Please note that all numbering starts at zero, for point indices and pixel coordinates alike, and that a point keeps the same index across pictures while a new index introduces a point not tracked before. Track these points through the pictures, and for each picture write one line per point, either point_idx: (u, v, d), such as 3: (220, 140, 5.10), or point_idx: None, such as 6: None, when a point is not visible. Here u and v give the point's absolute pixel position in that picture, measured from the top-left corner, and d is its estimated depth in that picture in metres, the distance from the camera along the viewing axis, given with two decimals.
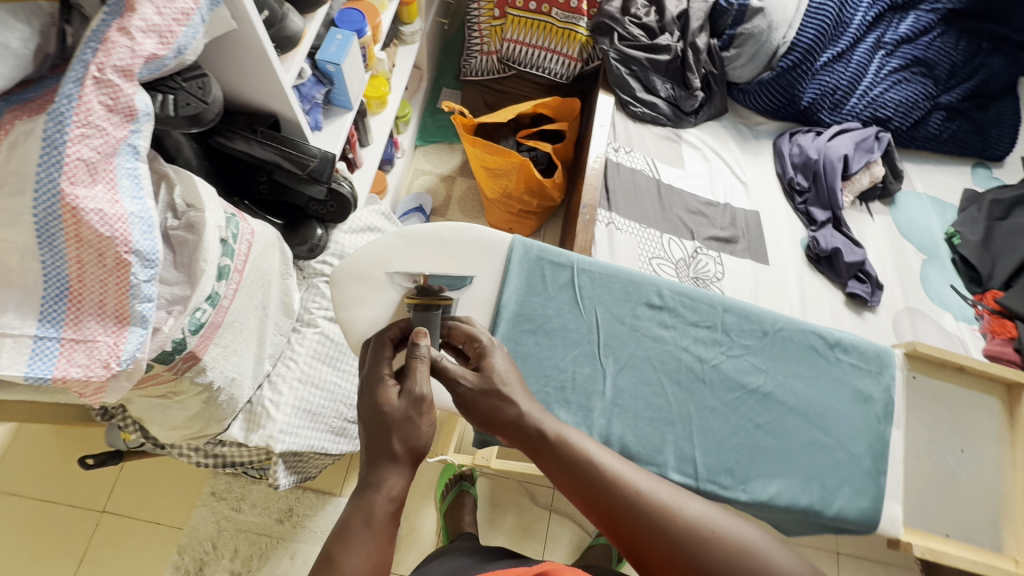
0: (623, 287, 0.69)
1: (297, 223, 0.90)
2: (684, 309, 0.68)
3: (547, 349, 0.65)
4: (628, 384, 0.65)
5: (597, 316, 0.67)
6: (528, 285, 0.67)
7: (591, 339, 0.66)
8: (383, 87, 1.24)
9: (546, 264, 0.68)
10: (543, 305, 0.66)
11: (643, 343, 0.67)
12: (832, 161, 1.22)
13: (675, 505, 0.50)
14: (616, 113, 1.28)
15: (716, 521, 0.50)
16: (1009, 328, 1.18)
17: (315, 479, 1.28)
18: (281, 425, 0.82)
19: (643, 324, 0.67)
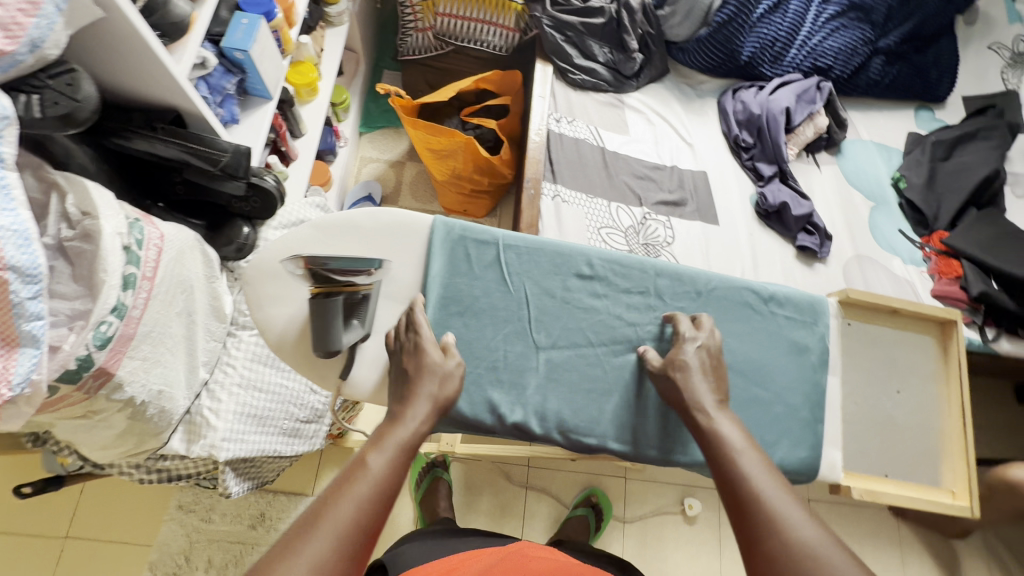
0: (554, 260, 0.67)
1: (221, 223, 0.86)
2: (616, 278, 0.68)
3: (477, 331, 0.64)
4: (562, 356, 0.65)
5: (527, 292, 0.66)
6: (453, 266, 0.64)
7: (522, 315, 0.65)
8: (311, 73, 1.19)
9: (472, 244, 0.66)
10: (470, 286, 0.64)
11: (576, 315, 0.66)
12: (775, 115, 1.21)
13: (791, 523, 0.46)
14: (555, 83, 1.24)
15: (830, 559, 0.44)
16: (955, 267, 1.20)
17: (284, 481, 1.27)
18: (223, 433, 0.79)
19: (575, 296, 0.67)
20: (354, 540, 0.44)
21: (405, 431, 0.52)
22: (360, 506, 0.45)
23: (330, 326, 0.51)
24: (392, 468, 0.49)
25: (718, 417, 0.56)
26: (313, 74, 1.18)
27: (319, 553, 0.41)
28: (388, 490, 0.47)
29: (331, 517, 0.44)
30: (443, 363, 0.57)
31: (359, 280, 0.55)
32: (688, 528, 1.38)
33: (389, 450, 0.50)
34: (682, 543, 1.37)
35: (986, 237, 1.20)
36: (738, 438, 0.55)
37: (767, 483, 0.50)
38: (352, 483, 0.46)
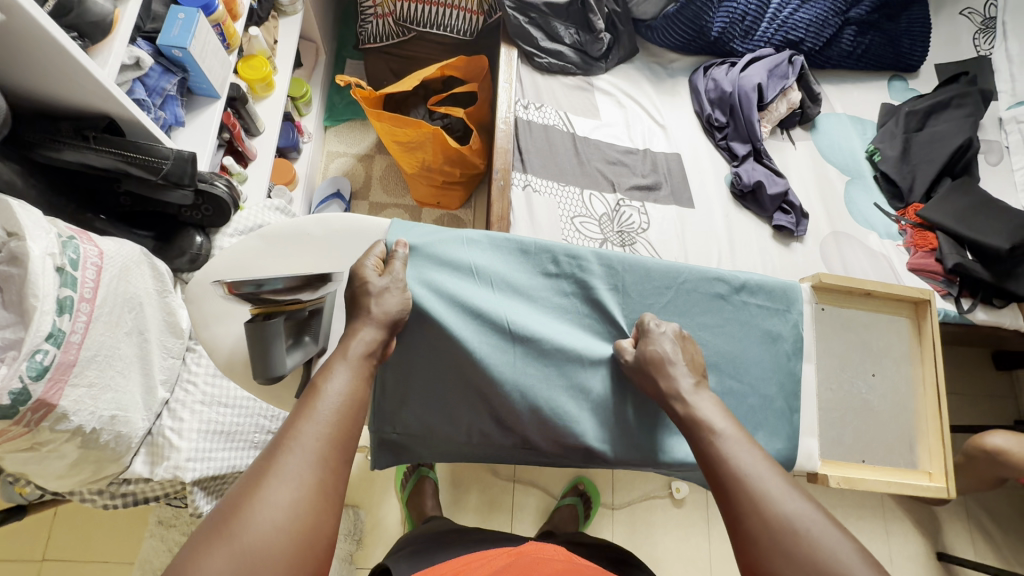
0: (520, 258, 0.66)
1: (172, 234, 0.82)
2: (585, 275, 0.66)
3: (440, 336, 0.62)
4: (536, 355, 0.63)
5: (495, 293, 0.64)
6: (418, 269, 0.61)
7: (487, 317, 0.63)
8: (264, 67, 1.13)
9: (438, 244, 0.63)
10: (438, 287, 0.61)
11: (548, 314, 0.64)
12: (747, 92, 1.18)
13: (774, 497, 0.47)
14: (521, 67, 1.20)
15: (814, 530, 0.44)
16: (930, 240, 1.20)
17: None
18: (188, 454, 0.75)
19: (544, 295, 0.65)
20: (327, 451, 0.45)
21: (351, 347, 0.52)
22: (327, 423, 0.47)
23: (271, 351, 0.45)
24: (350, 382, 0.50)
25: (693, 393, 0.57)
26: (267, 68, 1.12)
27: (293, 468, 0.43)
28: (353, 406, 0.49)
29: (299, 439, 0.45)
30: (378, 281, 0.55)
31: (303, 297, 0.50)
32: (676, 510, 1.39)
33: (343, 369, 0.50)
34: (671, 526, 1.38)
35: (960, 207, 1.20)
36: (717, 416, 0.55)
37: (749, 457, 0.51)
38: (312, 400, 0.47)
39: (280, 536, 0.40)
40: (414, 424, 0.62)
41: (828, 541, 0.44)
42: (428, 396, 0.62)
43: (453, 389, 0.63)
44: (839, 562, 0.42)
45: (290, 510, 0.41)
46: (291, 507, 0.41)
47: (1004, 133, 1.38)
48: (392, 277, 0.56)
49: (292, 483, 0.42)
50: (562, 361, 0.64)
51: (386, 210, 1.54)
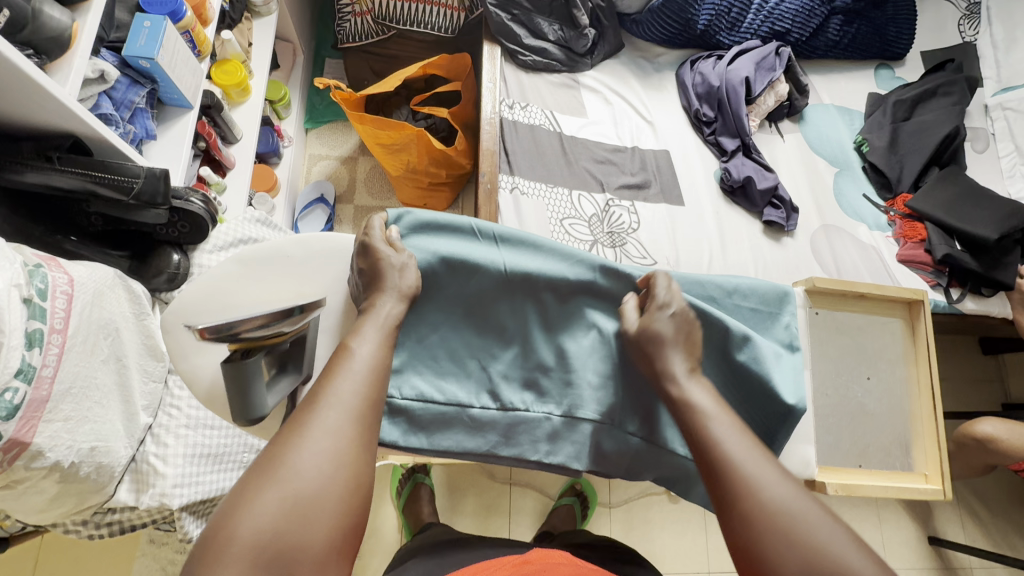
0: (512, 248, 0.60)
1: (148, 253, 0.79)
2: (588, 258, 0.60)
3: (433, 326, 0.58)
4: (526, 346, 0.60)
5: (489, 278, 0.59)
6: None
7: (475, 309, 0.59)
8: (239, 72, 1.09)
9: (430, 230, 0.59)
10: (432, 279, 0.58)
11: (539, 302, 0.60)
12: (735, 86, 1.17)
13: (770, 490, 0.42)
14: (504, 65, 1.17)
15: (809, 522, 0.40)
16: (920, 231, 1.20)
17: None
18: (174, 480, 0.73)
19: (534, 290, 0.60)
20: (362, 409, 0.44)
21: (379, 314, 0.51)
22: (362, 382, 0.45)
23: (252, 391, 0.44)
24: (380, 339, 0.49)
25: (685, 377, 0.51)
26: (241, 72, 1.09)
27: (336, 424, 0.41)
28: (384, 363, 0.48)
29: (335, 397, 0.43)
30: (393, 254, 0.54)
31: (287, 328, 0.46)
32: (672, 506, 1.40)
33: (371, 332, 0.49)
34: (668, 522, 1.39)
35: (947, 198, 1.20)
36: (709, 401, 0.49)
37: (742, 443, 0.45)
38: (344, 361, 0.45)
39: (328, 490, 0.39)
40: (416, 445, 0.55)
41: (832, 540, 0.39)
42: (427, 413, 0.56)
43: (452, 403, 0.57)
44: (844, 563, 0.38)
45: (336, 463, 0.40)
46: (337, 462, 0.40)
47: (990, 120, 1.38)
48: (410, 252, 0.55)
49: (335, 438, 0.41)
50: (557, 353, 0.60)
51: (371, 213, 1.51)
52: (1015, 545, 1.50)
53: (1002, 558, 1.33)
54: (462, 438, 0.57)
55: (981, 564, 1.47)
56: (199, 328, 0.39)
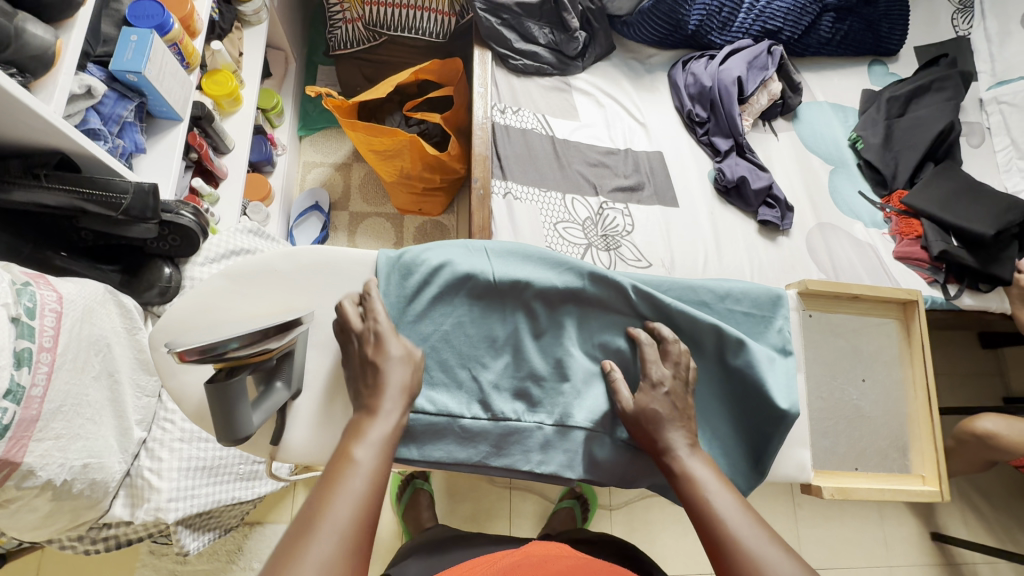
0: (501, 262, 0.60)
1: (139, 266, 0.79)
2: (576, 268, 0.61)
3: (426, 341, 0.58)
4: (517, 354, 0.59)
5: (479, 292, 0.60)
6: (389, 280, 0.58)
7: (468, 323, 0.59)
8: (230, 82, 1.09)
9: (414, 248, 0.60)
10: (422, 298, 0.58)
11: (528, 310, 0.60)
12: (727, 86, 1.16)
13: (770, 564, 0.44)
14: (496, 70, 1.16)
15: None
16: (916, 227, 1.20)
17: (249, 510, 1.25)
18: (168, 494, 0.73)
19: (524, 300, 0.60)
20: (355, 529, 0.42)
21: (385, 422, 0.50)
22: (357, 503, 0.43)
23: (236, 411, 0.43)
24: (379, 445, 0.48)
25: (688, 454, 0.54)
26: (232, 82, 1.09)
27: (322, 552, 0.39)
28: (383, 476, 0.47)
29: (330, 516, 0.42)
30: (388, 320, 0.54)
31: (273, 344, 0.46)
32: (673, 507, 1.40)
33: (373, 442, 0.48)
34: (668, 523, 1.38)
35: (943, 193, 1.20)
36: (711, 477, 0.52)
37: (745, 520, 0.48)
38: (345, 477, 0.44)
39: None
40: (406, 456, 0.55)
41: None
42: (417, 423, 0.55)
43: (443, 413, 0.56)
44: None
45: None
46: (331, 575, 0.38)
47: (984, 114, 1.38)
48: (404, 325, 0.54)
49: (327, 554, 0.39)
50: (549, 364, 0.60)
51: (366, 219, 1.51)
52: (1017, 539, 1.50)
53: (1005, 553, 1.33)
54: (454, 449, 0.56)
55: (984, 559, 1.47)
56: (178, 349, 0.39)
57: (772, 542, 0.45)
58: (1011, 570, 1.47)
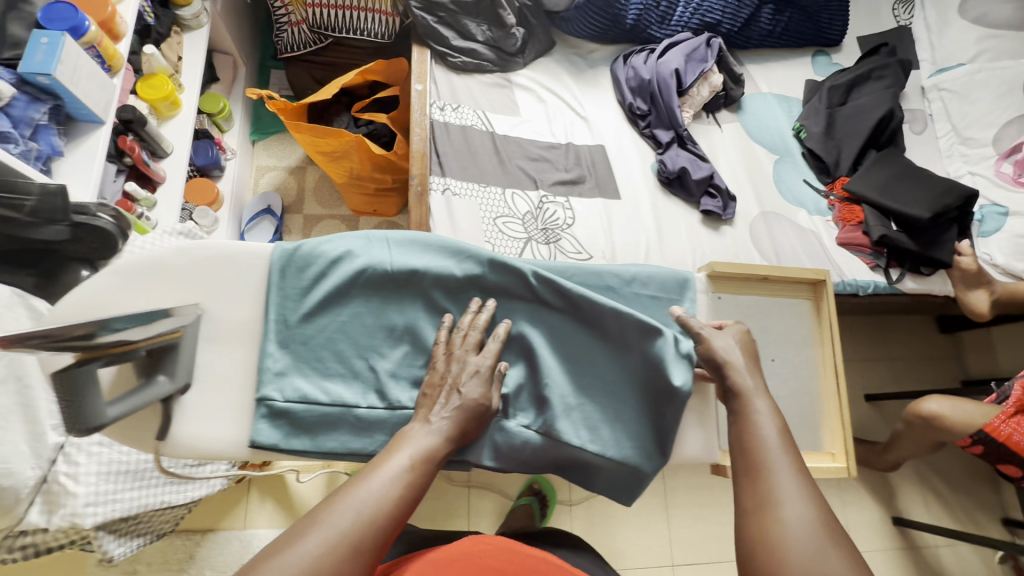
0: (400, 253, 0.61)
1: (54, 269, 0.75)
2: (477, 257, 0.62)
3: (325, 333, 0.59)
4: (418, 341, 0.61)
5: (378, 284, 0.61)
6: (283, 273, 0.58)
7: (366, 315, 0.60)
8: (166, 86, 1.08)
9: (311, 242, 0.61)
10: (319, 291, 0.59)
11: (428, 300, 0.62)
12: (664, 78, 1.18)
13: (784, 500, 0.49)
14: (435, 67, 1.17)
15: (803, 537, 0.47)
16: (857, 213, 1.21)
17: (198, 516, 1.24)
18: (86, 499, 0.72)
19: (423, 290, 0.62)
20: (382, 513, 0.47)
21: (428, 433, 0.54)
22: (391, 491, 0.49)
23: (85, 400, 0.42)
24: (430, 439, 0.54)
25: (755, 387, 0.58)
26: (169, 86, 1.08)
27: (347, 521, 0.45)
28: (425, 471, 0.52)
29: (361, 493, 0.48)
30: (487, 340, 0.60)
31: (134, 337, 0.45)
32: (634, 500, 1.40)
33: (413, 447, 0.53)
34: (629, 516, 1.38)
35: (882, 179, 1.21)
36: (774, 435, 0.55)
37: (781, 457, 0.53)
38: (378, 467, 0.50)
39: (343, 559, 0.44)
40: (298, 447, 0.56)
41: (833, 566, 0.45)
42: (311, 414, 0.57)
43: (336, 403, 0.57)
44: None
45: (353, 547, 0.45)
46: (356, 543, 0.45)
47: (927, 101, 1.40)
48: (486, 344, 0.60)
49: (365, 525, 0.46)
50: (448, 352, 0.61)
51: (321, 222, 1.51)
52: (977, 521, 1.51)
53: (962, 535, 1.34)
54: (348, 439, 0.57)
55: (944, 542, 1.48)
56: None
57: (797, 480, 0.50)
58: (971, 551, 1.48)
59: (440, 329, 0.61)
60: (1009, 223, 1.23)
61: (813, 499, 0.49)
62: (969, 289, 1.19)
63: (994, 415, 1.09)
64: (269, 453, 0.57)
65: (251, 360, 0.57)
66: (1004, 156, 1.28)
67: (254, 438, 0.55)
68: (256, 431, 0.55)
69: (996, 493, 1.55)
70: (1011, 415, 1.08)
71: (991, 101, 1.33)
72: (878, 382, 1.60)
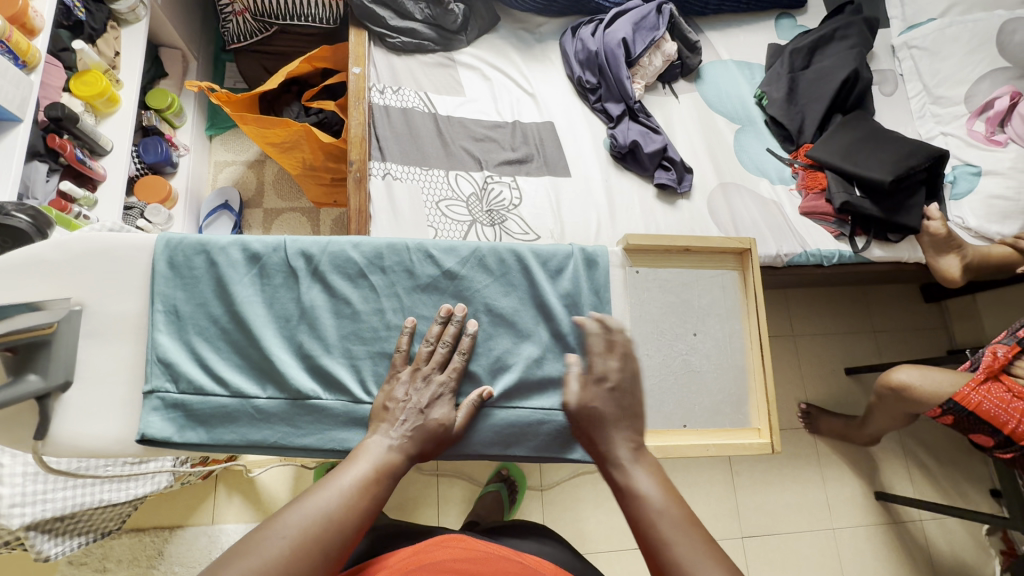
0: (294, 243, 0.60)
1: None
2: (374, 247, 0.62)
3: (220, 327, 0.59)
4: (314, 330, 0.60)
5: (271, 276, 0.60)
6: (172, 263, 0.57)
7: (261, 308, 0.59)
8: (101, 82, 1.06)
9: (200, 234, 0.59)
10: (208, 285, 0.58)
11: (327, 290, 0.61)
12: (612, 49, 1.14)
13: None
14: (374, 49, 1.14)
15: None
16: (820, 180, 1.16)
17: (164, 513, 1.23)
18: (10, 500, 0.71)
19: (320, 279, 0.60)
20: (344, 515, 0.48)
21: (381, 443, 0.55)
22: (349, 494, 0.50)
23: None
24: (391, 454, 0.54)
25: (629, 461, 0.56)
26: (104, 82, 1.06)
27: (310, 517, 0.46)
28: (384, 486, 0.52)
29: (328, 492, 0.49)
30: (446, 352, 0.60)
31: None
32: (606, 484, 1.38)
33: (369, 459, 0.53)
34: (601, 499, 1.36)
35: (845, 144, 1.16)
36: (658, 494, 0.53)
37: (683, 531, 0.50)
38: (336, 472, 0.51)
39: (308, 552, 0.45)
40: (194, 440, 0.57)
41: None
42: (207, 406, 0.57)
43: (233, 395, 0.57)
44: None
45: (319, 545, 0.46)
46: (324, 545, 0.46)
47: (897, 61, 1.34)
48: (448, 348, 0.60)
49: (331, 529, 0.47)
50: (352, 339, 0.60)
51: (281, 215, 1.49)
52: (964, 493, 1.48)
53: (944, 508, 1.30)
54: (246, 431, 0.57)
55: (930, 516, 1.44)
56: None
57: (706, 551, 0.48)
58: (958, 525, 1.44)
59: (401, 334, 0.60)
60: (981, 182, 1.18)
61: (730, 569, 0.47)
62: (939, 254, 1.14)
63: (964, 383, 1.04)
64: (161, 448, 0.58)
65: (141, 355, 0.57)
66: (976, 114, 1.23)
67: (143, 431, 0.55)
68: (147, 423, 0.55)
69: (983, 465, 1.50)
70: (981, 382, 1.03)
71: (963, 57, 1.27)
72: (860, 355, 1.55)
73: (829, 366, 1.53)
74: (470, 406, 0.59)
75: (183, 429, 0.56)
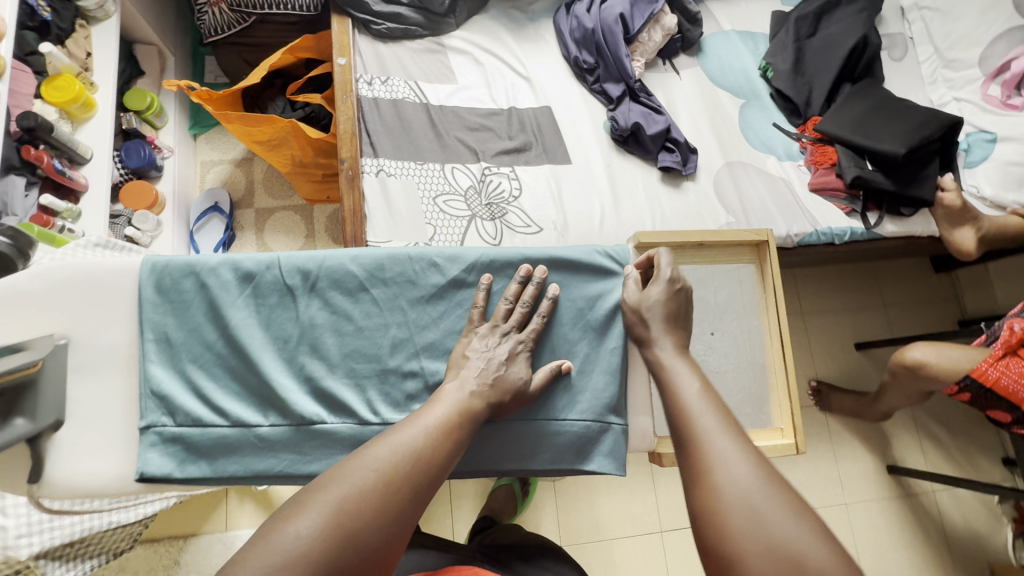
0: (287, 260, 0.57)
1: None
2: (372, 260, 0.58)
3: (216, 351, 0.56)
4: (316, 350, 0.57)
5: (266, 296, 0.57)
6: (159, 288, 0.55)
7: (259, 329, 0.56)
8: (74, 85, 1.01)
9: (186, 256, 0.56)
10: (201, 309, 0.56)
11: (327, 308, 0.58)
12: (609, 26, 1.08)
13: (724, 466, 0.45)
14: (359, 38, 1.08)
15: (761, 503, 0.42)
16: (830, 155, 1.12)
17: (178, 522, 1.23)
18: (17, 531, 0.70)
19: (318, 296, 0.57)
20: (431, 453, 0.46)
21: (457, 389, 0.53)
22: (433, 432, 0.48)
23: None
24: (472, 399, 0.52)
25: (671, 357, 0.56)
26: (77, 86, 1.00)
27: (389, 451, 0.45)
28: (464, 428, 0.50)
29: (409, 429, 0.47)
30: (520, 311, 0.59)
31: None
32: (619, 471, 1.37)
33: (446, 405, 0.51)
34: (615, 487, 1.36)
35: (855, 116, 1.11)
36: (693, 391, 0.52)
37: (710, 422, 0.49)
38: (415, 414, 0.49)
39: (392, 488, 0.43)
40: (197, 474, 0.54)
41: (773, 520, 0.41)
42: (206, 438, 0.54)
43: (234, 426, 0.55)
44: (800, 547, 0.40)
45: (409, 480, 0.44)
46: (414, 479, 0.44)
47: (906, 23, 1.28)
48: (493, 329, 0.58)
49: (420, 465, 0.45)
50: (358, 358, 0.57)
51: (274, 214, 1.45)
52: (978, 464, 1.48)
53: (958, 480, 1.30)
54: (250, 461, 0.55)
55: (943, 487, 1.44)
56: None
57: (734, 443, 0.47)
58: (972, 496, 1.44)
59: (477, 292, 0.59)
60: (997, 149, 1.14)
61: (752, 454, 0.45)
62: (953, 227, 1.10)
63: (982, 359, 1.02)
64: (163, 484, 0.56)
65: (132, 388, 0.54)
66: (992, 77, 1.17)
67: (142, 469, 0.53)
68: (146, 458, 0.53)
69: (996, 434, 1.50)
70: (999, 358, 1.01)
71: (976, 17, 1.21)
72: (871, 329, 1.53)
73: (839, 342, 1.51)
74: (549, 370, 0.59)
75: (183, 462, 0.54)
